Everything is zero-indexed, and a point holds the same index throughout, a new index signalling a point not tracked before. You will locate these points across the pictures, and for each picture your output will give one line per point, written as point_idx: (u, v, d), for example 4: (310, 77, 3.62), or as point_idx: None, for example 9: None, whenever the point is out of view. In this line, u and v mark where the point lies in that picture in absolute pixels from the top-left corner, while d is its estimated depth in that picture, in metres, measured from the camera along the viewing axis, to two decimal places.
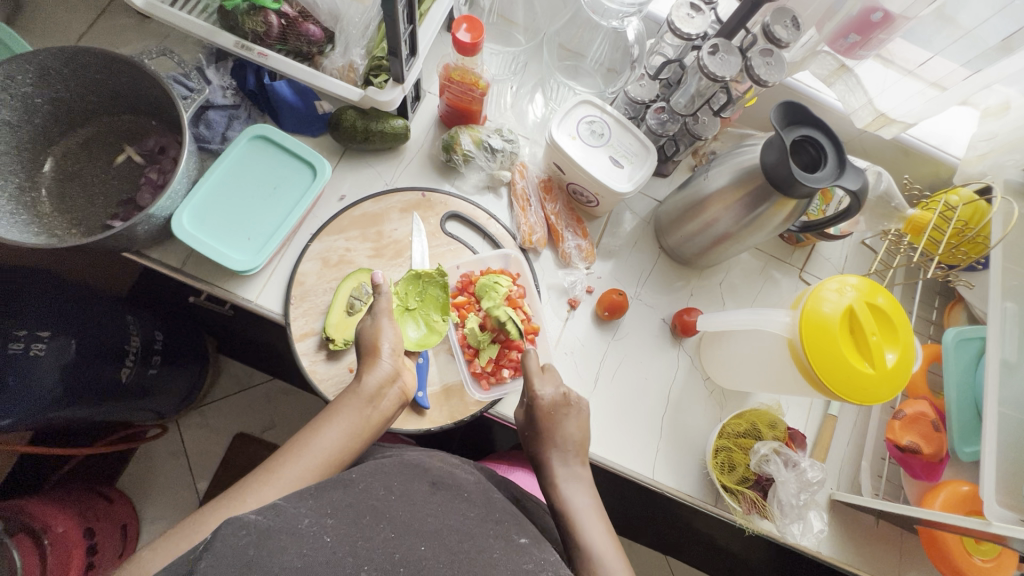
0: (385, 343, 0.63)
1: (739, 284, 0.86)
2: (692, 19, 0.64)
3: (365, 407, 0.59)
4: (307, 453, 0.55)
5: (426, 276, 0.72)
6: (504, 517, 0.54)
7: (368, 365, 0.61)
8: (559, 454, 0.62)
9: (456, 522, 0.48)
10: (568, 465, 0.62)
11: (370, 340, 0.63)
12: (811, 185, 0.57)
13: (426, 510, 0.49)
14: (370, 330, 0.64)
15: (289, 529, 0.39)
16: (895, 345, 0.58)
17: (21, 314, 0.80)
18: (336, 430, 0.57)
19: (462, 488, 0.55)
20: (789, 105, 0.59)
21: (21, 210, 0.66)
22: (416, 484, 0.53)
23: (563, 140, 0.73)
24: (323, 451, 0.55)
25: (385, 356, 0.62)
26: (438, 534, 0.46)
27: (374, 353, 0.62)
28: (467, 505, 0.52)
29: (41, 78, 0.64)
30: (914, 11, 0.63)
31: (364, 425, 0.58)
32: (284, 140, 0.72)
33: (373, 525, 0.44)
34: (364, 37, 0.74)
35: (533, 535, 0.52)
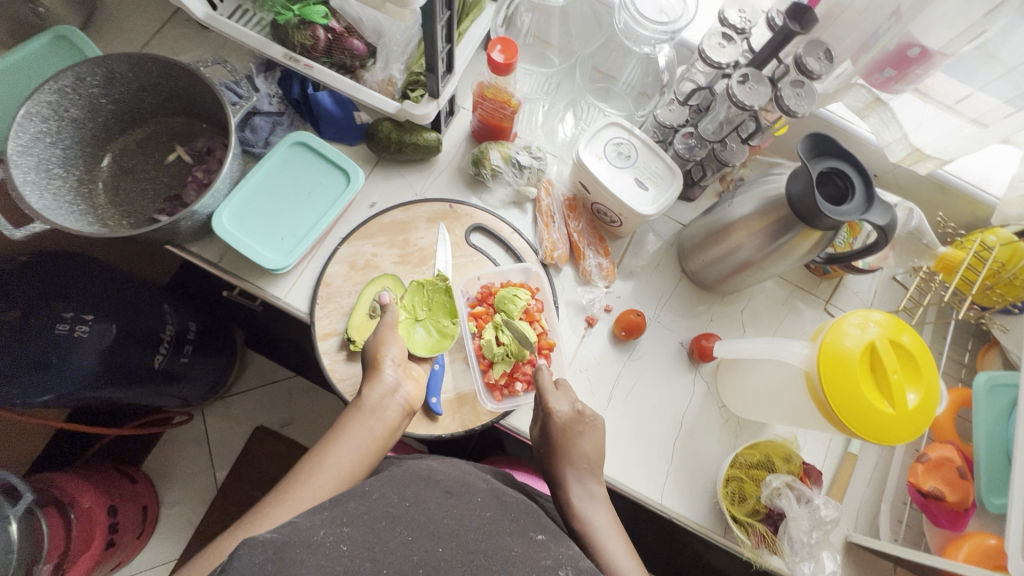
0: (387, 358, 0.64)
1: (761, 312, 0.85)
2: (723, 48, 0.65)
3: (372, 420, 0.60)
4: (321, 472, 0.56)
5: (429, 284, 0.74)
6: (519, 514, 0.56)
7: (372, 379, 0.63)
8: (569, 467, 0.63)
9: (470, 520, 0.50)
10: (576, 479, 0.63)
11: (374, 352, 0.65)
12: (836, 217, 0.57)
13: (442, 512, 0.50)
14: (374, 342, 0.66)
15: (305, 542, 0.41)
16: (917, 386, 0.57)
17: (73, 299, 0.86)
18: (347, 445, 0.58)
19: (475, 492, 0.56)
20: (816, 137, 0.59)
21: (79, 201, 0.71)
22: (429, 491, 0.53)
23: (589, 160, 0.74)
24: (336, 468, 0.57)
25: (389, 367, 0.64)
26: (454, 533, 0.47)
27: (377, 367, 0.64)
28: (482, 504, 0.54)
29: (107, 81, 0.69)
30: (953, 49, 0.62)
31: (372, 438, 0.60)
32: (322, 147, 0.76)
33: (390, 530, 0.45)
34: (403, 53, 0.77)
35: (550, 531, 0.54)
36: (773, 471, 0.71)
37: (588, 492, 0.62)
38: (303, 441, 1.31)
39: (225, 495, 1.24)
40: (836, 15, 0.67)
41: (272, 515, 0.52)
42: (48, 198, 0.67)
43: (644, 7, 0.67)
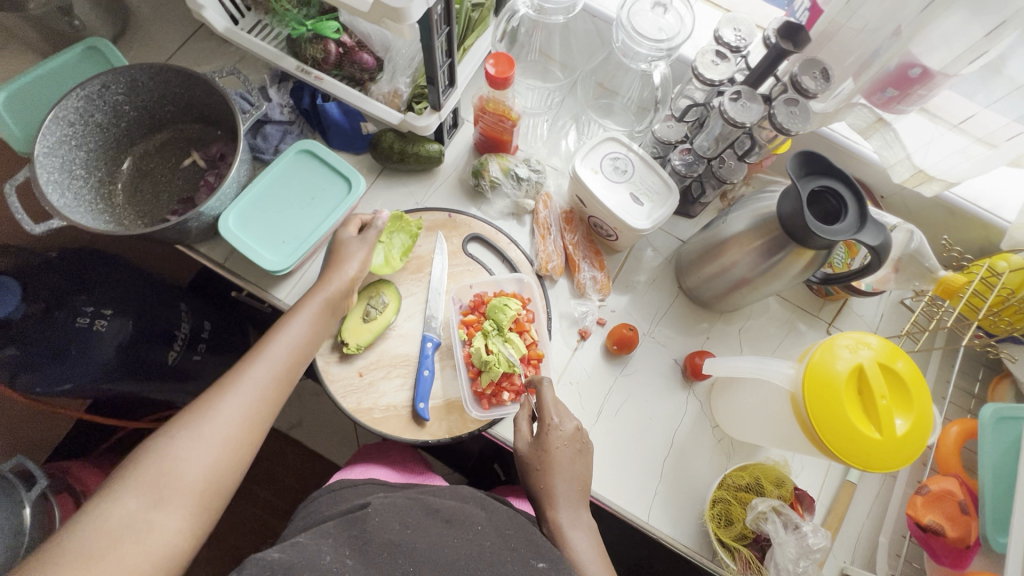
0: (354, 265, 0.70)
1: (761, 331, 0.83)
2: (716, 65, 0.64)
3: (317, 309, 0.67)
4: (272, 355, 0.62)
5: (406, 222, 0.78)
6: (518, 539, 0.56)
7: (322, 277, 0.69)
8: (562, 489, 0.63)
9: (473, 549, 0.53)
10: (567, 509, 0.63)
11: (338, 255, 0.71)
12: (827, 237, 0.56)
13: (443, 542, 0.52)
14: (336, 248, 0.72)
15: (311, 566, 0.47)
16: (906, 412, 0.55)
17: (94, 293, 0.95)
18: (292, 329, 0.64)
19: (474, 522, 0.57)
20: (806, 156, 0.59)
21: (97, 201, 0.76)
22: (430, 522, 0.55)
23: (585, 173, 0.75)
24: (285, 349, 0.63)
25: (344, 265, 0.70)
26: (453, 563, 0.50)
27: (334, 265, 0.70)
28: (482, 534, 0.55)
29: (130, 89, 0.74)
30: (955, 69, 0.60)
31: (321, 319, 0.67)
32: (327, 155, 0.78)
33: (390, 562, 0.49)
34: (410, 67, 0.81)
35: (552, 557, 0.54)
36: (762, 495, 0.69)
37: (579, 523, 0.62)
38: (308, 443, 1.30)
39: None
40: (832, 34, 0.65)
41: (235, 392, 0.58)
42: (69, 196, 0.71)
43: (642, 25, 0.68)
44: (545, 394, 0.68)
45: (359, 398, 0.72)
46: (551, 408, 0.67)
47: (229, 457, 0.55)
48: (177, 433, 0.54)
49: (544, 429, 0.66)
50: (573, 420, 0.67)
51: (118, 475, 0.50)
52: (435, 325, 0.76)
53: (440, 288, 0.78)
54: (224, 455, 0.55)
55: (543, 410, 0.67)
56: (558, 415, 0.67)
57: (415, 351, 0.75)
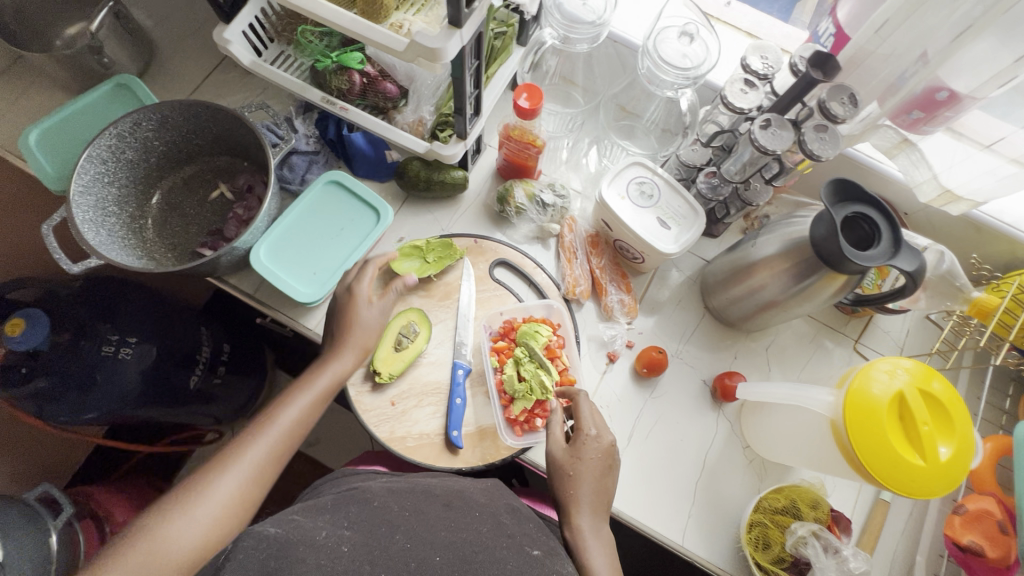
0: (358, 335, 0.69)
1: (788, 349, 0.83)
2: (745, 94, 0.66)
3: (324, 385, 0.67)
4: (273, 429, 0.62)
5: (455, 252, 0.79)
6: (515, 528, 0.57)
7: (331, 350, 0.69)
8: (586, 497, 0.63)
9: (470, 534, 0.53)
10: (589, 517, 0.63)
11: (344, 318, 0.70)
12: (862, 263, 0.56)
13: (439, 525, 0.53)
14: (343, 307, 0.71)
15: (307, 541, 0.47)
16: (950, 439, 0.54)
17: (116, 322, 0.96)
18: (297, 404, 0.64)
19: (473, 506, 0.58)
20: (841, 182, 0.59)
21: (130, 235, 0.76)
22: (430, 504, 0.56)
23: (612, 199, 0.75)
24: (286, 423, 0.63)
25: (353, 338, 0.69)
26: (451, 545, 0.51)
27: (342, 334, 0.69)
28: (477, 519, 0.55)
29: (160, 125, 0.74)
30: (982, 92, 0.61)
31: (320, 394, 0.66)
32: (354, 185, 0.79)
33: (389, 537, 0.50)
34: (434, 95, 0.82)
35: (546, 546, 0.56)
36: (799, 518, 0.69)
37: (599, 531, 0.62)
38: (325, 462, 1.31)
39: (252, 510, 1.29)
40: (860, 60, 0.66)
41: (234, 467, 0.58)
42: (103, 234, 0.72)
43: (667, 53, 0.68)
44: (582, 410, 0.68)
45: (392, 426, 0.73)
46: (586, 417, 0.67)
47: (223, 533, 0.55)
48: (177, 509, 0.54)
49: (579, 437, 0.66)
50: (609, 434, 0.67)
51: (118, 545, 0.51)
52: (465, 352, 0.76)
53: (469, 314, 0.78)
54: (215, 528, 0.54)
55: (582, 419, 0.68)
56: (597, 427, 0.67)
57: (446, 378, 0.75)
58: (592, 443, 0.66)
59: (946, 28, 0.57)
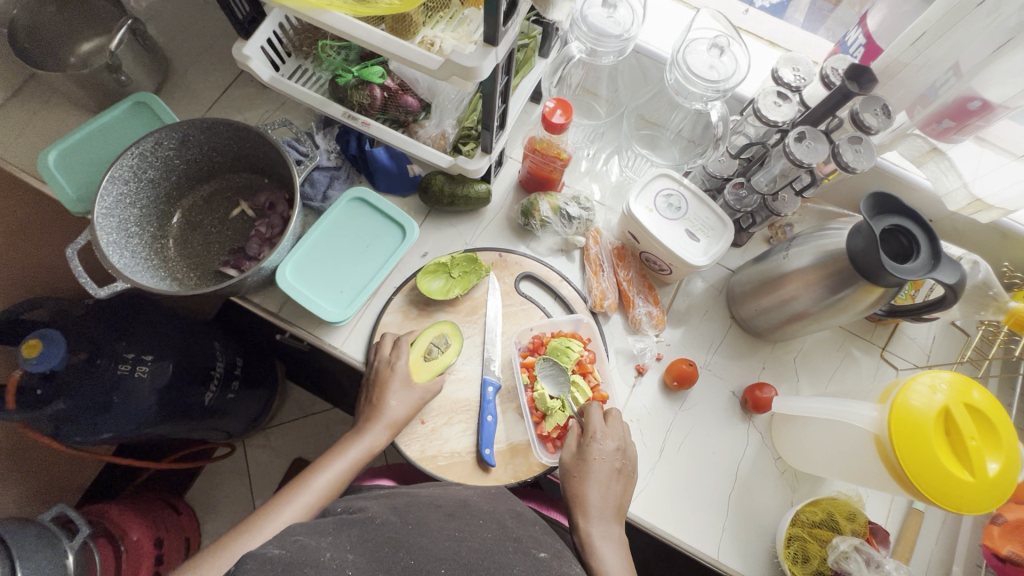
0: (388, 402, 0.69)
1: (816, 358, 0.83)
2: (778, 107, 0.66)
3: (357, 456, 0.68)
4: (306, 494, 0.65)
5: (479, 264, 0.79)
6: (521, 532, 0.55)
7: (364, 423, 0.70)
8: (597, 502, 0.63)
9: (475, 542, 0.51)
10: (599, 522, 0.62)
11: (375, 397, 0.70)
12: (902, 275, 0.56)
13: (445, 534, 0.51)
14: (376, 385, 0.70)
15: (311, 562, 0.44)
16: (997, 454, 0.56)
17: (131, 340, 0.93)
18: (331, 471, 0.67)
19: (477, 514, 0.56)
20: (880, 197, 0.59)
21: (152, 256, 0.75)
22: (433, 515, 0.54)
23: (640, 212, 0.75)
24: (319, 490, 0.66)
25: (386, 414, 0.69)
26: (458, 556, 0.48)
27: (374, 412, 0.69)
28: (483, 526, 0.53)
29: (181, 143, 0.73)
30: (1016, 103, 0.60)
31: (353, 465, 0.68)
32: (380, 202, 0.78)
33: (392, 557, 0.47)
34: (457, 109, 0.81)
35: (554, 549, 0.54)
36: (837, 531, 0.69)
37: (609, 534, 0.61)
38: None
39: None
40: (895, 72, 0.64)
41: (263, 531, 0.61)
42: (127, 256, 0.71)
43: (695, 64, 0.68)
44: (592, 416, 0.68)
45: (423, 445, 0.72)
46: (596, 426, 0.67)
47: None
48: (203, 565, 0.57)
49: (584, 441, 0.66)
50: (617, 441, 0.67)
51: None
52: (494, 368, 0.76)
53: (497, 329, 0.77)
54: None
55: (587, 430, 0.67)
56: (601, 432, 0.67)
57: (476, 395, 0.75)
58: (600, 450, 0.65)
59: (984, 39, 0.57)
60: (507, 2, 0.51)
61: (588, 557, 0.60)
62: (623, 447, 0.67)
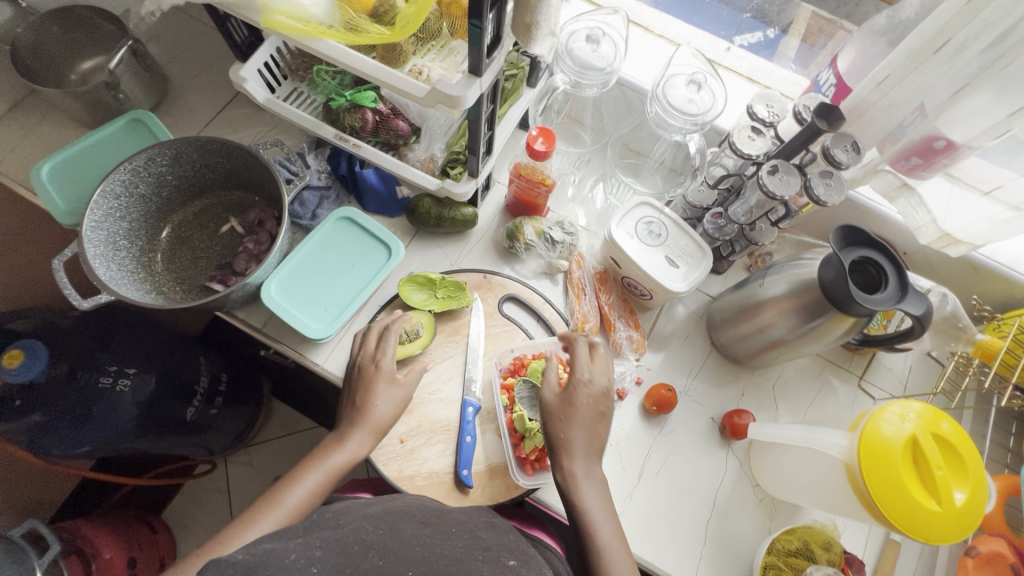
0: (377, 402, 0.68)
1: (795, 385, 0.84)
2: (753, 140, 0.69)
3: (336, 464, 0.65)
4: (281, 509, 0.61)
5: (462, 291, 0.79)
6: (491, 540, 0.55)
7: (345, 429, 0.67)
8: (581, 442, 0.64)
9: (445, 548, 0.51)
10: (583, 461, 0.64)
11: (360, 397, 0.68)
12: (871, 305, 0.57)
13: (416, 541, 0.51)
14: (361, 384, 0.69)
15: (276, 562, 0.43)
16: (964, 484, 0.56)
17: (116, 353, 0.93)
18: (305, 484, 0.63)
19: (450, 523, 0.56)
20: (846, 229, 0.61)
21: (139, 269, 0.76)
22: (405, 523, 0.53)
23: (621, 237, 0.77)
24: (297, 501, 0.62)
25: (371, 417, 0.67)
26: (426, 561, 0.48)
27: (359, 413, 0.67)
28: (455, 534, 0.53)
29: (174, 160, 0.75)
30: (979, 143, 0.63)
31: (331, 476, 0.65)
32: (367, 222, 0.80)
33: (361, 555, 0.47)
34: (446, 134, 0.84)
35: (523, 558, 0.54)
36: (813, 560, 0.69)
37: (591, 473, 0.63)
38: None
39: None
40: (863, 110, 0.68)
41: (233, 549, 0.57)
42: (114, 268, 0.71)
43: (675, 98, 0.71)
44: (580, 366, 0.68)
45: (401, 465, 0.72)
46: (583, 364, 0.69)
47: None
48: None
49: (572, 382, 0.67)
50: (604, 380, 0.68)
51: None
52: (475, 389, 0.76)
53: (479, 349, 0.78)
54: None
55: (574, 367, 0.68)
56: (588, 372, 0.68)
57: (456, 416, 0.75)
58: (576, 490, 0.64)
59: (946, 82, 0.59)
60: (492, 34, 0.54)
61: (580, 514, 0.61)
62: (609, 389, 0.68)
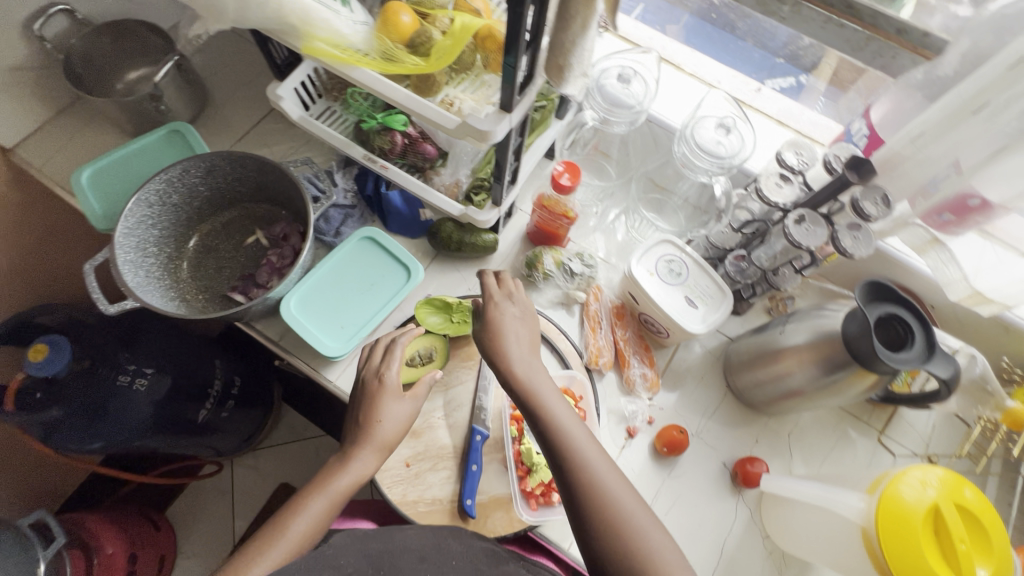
0: (382, 419, 0.66)
1: (811, 435, 0.82)
2: (780, 188, 0.69)
3: (342, 487, 0.63)
4: (285, 541, 0.57)
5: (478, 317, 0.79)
6: None
7: (350, 449, 0.65)
8: (515, 340, 0.61)
9: None
10: (521, 355, 0.60)
11: (365, 415, 0.66)
12: (894, 364, 0.56)
13: None
14: (366, 400, 0.67)
15: None
16: (987, 559, 0.54)
17: (136, 352, 0.95)
18: (310, 513, 0.60)
19: None
20: (873, 283, 0.60)
21: (165, 276, 0.78)
22: None
23: (641, 274, 0.76)
24: (302, 531, 0.59)
25: (376, 435, 0.65)
26: None
27: (364, 432, 0.65)
28: None
29: (207, 172, 0.77)
30: (1015, 204, 0.61)
31: (336, 500, 0.62)
32: (389, 243, 0.81)
33: None
34: (472, 160, 0.85)
35: None
36: None
37: (534, 366, 0.60)
38: None
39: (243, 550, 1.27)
40: (895, 164, 0.67)
41: None
42: (141, 275, 0.73)
43: (703, 139, 0.71)
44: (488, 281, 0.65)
45: (405, 489, 0.71)
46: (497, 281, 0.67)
47: None
48: None
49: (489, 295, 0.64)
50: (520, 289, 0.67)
51: None
52: (484, 418, 0.75)
53: (490, 377, 0.78)
54: None
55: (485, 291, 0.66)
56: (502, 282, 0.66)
57: (463, 443, 0.74)
58: None
59: (983, 143, 0.58)
60: (524, 74, 0.55)
61: (549, 434, 0.56)
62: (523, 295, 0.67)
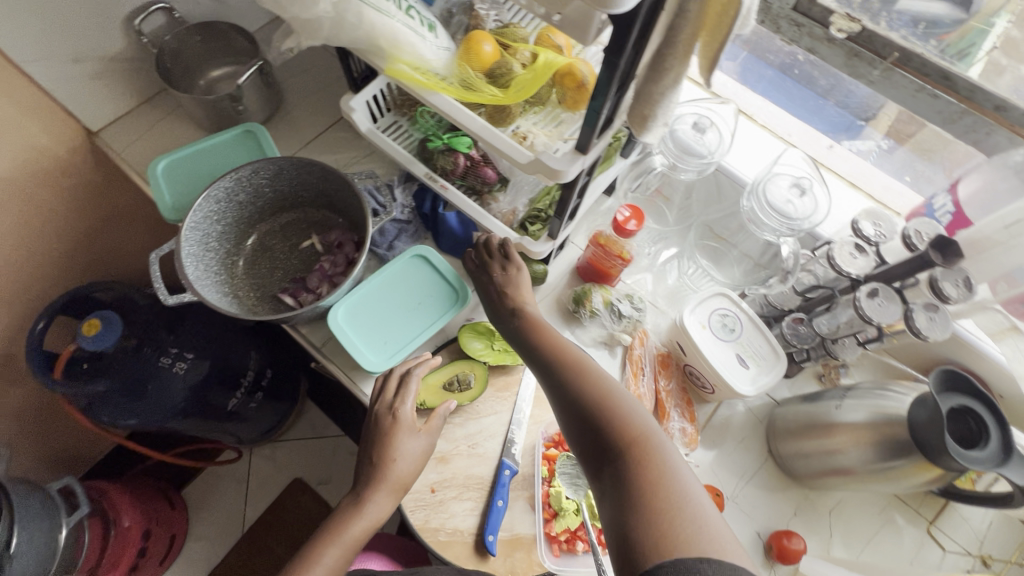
0: (400, 457, 0.66)
1: (853, 514, 0.77)
2: (855, 259, 0.67)
3: (354, 533, 0.64)
4: None
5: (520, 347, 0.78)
6: None
7: (364, 492, 0.65)
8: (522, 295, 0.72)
9: None
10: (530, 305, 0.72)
11: (380, 454, 0.66)
12: (965, 462, 0.53)
13: None
14: (380, 438, 0.67)
15: None
16: None
17: (180, 336, 0.96)
18: (323, 564, 0.62)
19: None
20: (943, 372, 0.58)
21: (222, 270, 0.80)
22: None
23: (692, 326, 0.74)
24: None
25: (392, 476, 0.65)
26: None
27: (378, 474, 0.65)
28: None
29: (274, 175, 0.79)
30: None
31: (348, 546, 0.63)
32: (439, 263, 0.81)
33: None
34: (532, 190, 0.84)
35: None
36: None
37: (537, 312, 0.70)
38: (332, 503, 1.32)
39: (251, 541, 1.28)
40: (986, 247, 0.64)
41: None
42: (201, 268, 0.75)
43: (773, 197, 0.69)
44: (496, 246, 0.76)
45: (427, 515, 0.70)
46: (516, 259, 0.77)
47: None
48: None
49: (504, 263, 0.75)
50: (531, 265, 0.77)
51: None
52: (514, 452, 0.74)
53: (525, 411, 0.77)
54: None
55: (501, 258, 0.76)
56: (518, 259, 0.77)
57: (491, 475, 0.73)
58: None
59: None
60: (605, 118, 0.54)
61: (541, 346, 0.64)
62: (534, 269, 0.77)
